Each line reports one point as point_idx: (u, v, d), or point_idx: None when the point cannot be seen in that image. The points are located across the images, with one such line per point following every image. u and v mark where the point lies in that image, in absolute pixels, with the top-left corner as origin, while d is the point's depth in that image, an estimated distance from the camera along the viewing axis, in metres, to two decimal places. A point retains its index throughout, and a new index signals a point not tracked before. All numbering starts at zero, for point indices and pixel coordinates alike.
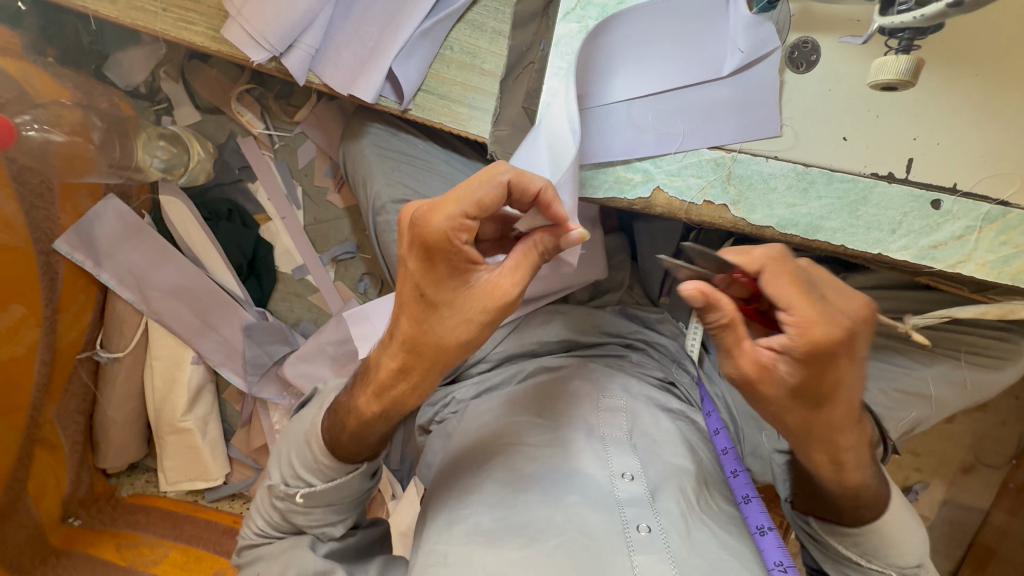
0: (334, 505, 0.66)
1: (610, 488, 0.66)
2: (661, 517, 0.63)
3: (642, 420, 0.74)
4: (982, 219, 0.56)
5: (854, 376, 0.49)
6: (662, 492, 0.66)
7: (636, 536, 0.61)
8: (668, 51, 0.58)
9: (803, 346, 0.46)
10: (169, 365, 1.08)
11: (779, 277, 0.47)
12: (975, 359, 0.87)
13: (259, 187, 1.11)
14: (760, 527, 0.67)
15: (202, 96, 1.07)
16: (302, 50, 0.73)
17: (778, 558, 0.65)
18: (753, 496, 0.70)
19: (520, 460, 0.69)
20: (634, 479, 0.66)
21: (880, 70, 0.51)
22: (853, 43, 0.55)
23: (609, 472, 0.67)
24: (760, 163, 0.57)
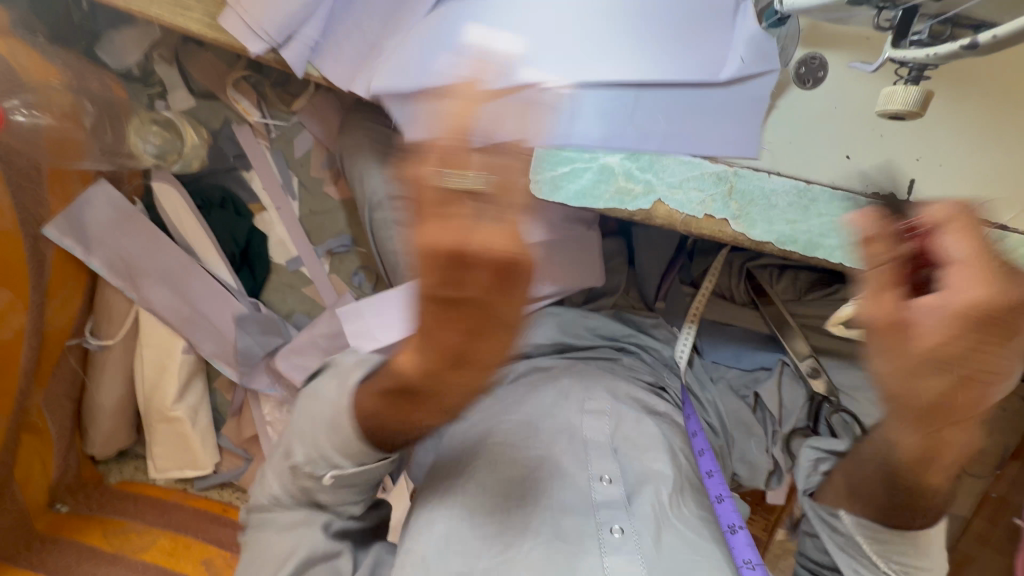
0: (355, 486, 0.72)
1: (587, 489, 0.67)
2: (636, 522, 0.64)
3: (625, 424, 0.74)
4: (981, 242, 0.56)
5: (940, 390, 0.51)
6: (639, 496, 0.66)
7: (609, 537, 0.62)
8: (674, 61, 0.58)
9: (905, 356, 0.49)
10: (160, 354, 1.07)
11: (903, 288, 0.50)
12: None
13: (254, 176, 1.10)
14: (732, 526, 0.72)
15: (197, 80, 1.04)
16: (301, 41, 0.72)
17: (748, 557, 0.69)
18: (727, 496, 0.75)
19: (496, 455, 0.69)
20: (612, 483, 0.67)
21: (887, 100, 0.49)
22: (863, 69, 0.55)
23: (588, 476, 0.67)
24: (763, 178, 0.57)
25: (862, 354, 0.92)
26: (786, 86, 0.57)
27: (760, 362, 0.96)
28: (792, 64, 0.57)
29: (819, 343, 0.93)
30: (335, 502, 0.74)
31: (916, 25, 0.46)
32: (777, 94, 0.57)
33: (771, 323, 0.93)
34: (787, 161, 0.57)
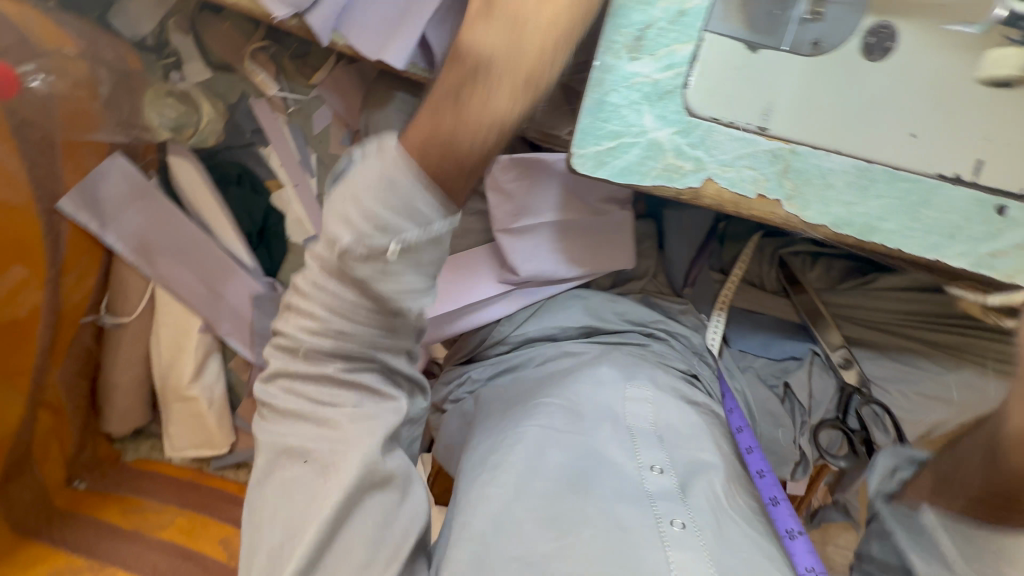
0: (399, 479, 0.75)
1: (638, 478, 0.63)
2: (694, 514, 0.60)
3: (669, 413, 0.73)
4: None
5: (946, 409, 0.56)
6: (692, 487, 0.63)
7: (669, 530, 0.57)
8: (735, 27, 0.52)
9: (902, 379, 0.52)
10: (175, 333, 1.05)
11: None
12: (1003, 368, 0.85)
13: (271, 152, 1.06)
14: (789, 531, 0.69)
15: (214, 53, 1.00)
16: (327, 7, 0.68)
17: (809, 563, 0.66)
18: (781, 499, 0.72)
19: (542, 440, 0.66)
20: (663, 473, 0.63)
21: (993, 64, 0.51)
22: (965, 33, 0.51)
23: (638, 464, 0.64)
24: (820, 156, 0.54)
25: (896, 346, 0.89)
26: (854, 57, 0.52)
27: (793, 352, 0.92)
28: (858, 35, 0.52)
29: (851, 332, 0.91)
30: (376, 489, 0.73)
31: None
32: (843, 66, 0.52)
33: (804, 314, 0.91)
34: (850, 139, 0.53)
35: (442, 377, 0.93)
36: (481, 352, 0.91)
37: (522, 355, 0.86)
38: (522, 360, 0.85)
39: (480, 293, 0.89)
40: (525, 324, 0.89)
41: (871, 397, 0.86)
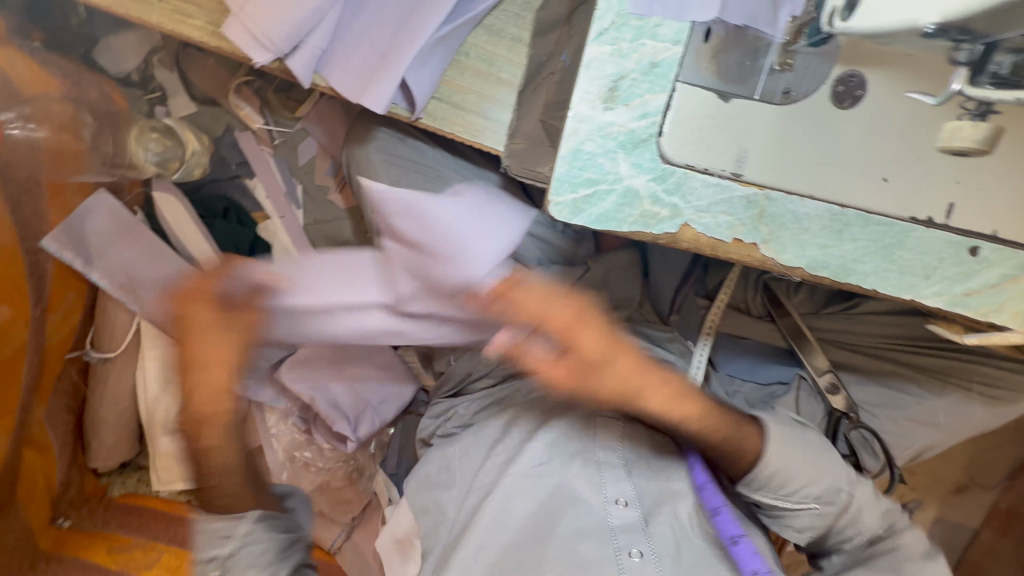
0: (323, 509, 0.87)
1: (603, 512, 0.68)
2: (655, 543, 0.65)
3: (638, 443, 0.76)
4: (1017, 269, 0.55)
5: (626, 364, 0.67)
6: (656, 517, 0.68)
7: (628, 560, 0.63)
8: (709, 77, 0.53)
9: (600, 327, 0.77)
10: (164, 365, 1.04)
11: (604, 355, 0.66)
12: (987, 392, 0.85)
13: (257, 184, 1.07)
14: (733, 536, 0.66)
15: (198, 87, 1.02)
16: (308, 51, 0.68)
17: (756, 566, 0.64)
18: (723, 506, 0.68)
19: (511, 485, 0.71)
20: (628, 505, 0.68)
21: (954, 135, 0.46)
22: (926, 99, 0.49)
23: (603, 499, 0.69)
24: (795, 202, 0.54)
25: (882, 370, 0.89)
26: (824, 105, 0.52)
27: (779, 376, 0.93)
28: (829, 82, 0.51)
29: (837, 356, 0.90)
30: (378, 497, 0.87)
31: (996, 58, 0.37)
32: (816, 116, 0.52)
33: (788, 335, 0.90)
34: (825, 184, 0.54)
35: (430, 411, 0.93)
36: (467, 386, 0.92)
37: (510, 388, 0.85)
38: (509, 392, 0.85)
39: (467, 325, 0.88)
40: (510, 356, 0.88)
41: (860, 422, 0.86)
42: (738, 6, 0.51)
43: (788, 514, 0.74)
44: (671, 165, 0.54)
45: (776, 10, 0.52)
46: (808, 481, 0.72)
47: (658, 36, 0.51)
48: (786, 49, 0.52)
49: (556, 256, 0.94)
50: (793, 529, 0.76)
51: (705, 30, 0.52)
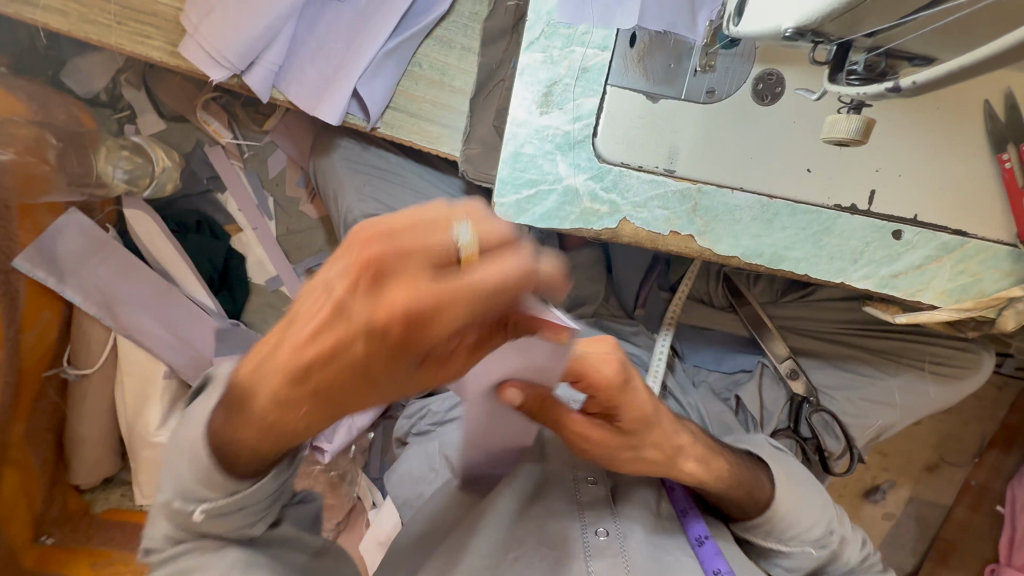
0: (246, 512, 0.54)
1: (573, 489, 0.65)
2: (619, 524, 0.62)
3: None
4: (941, 249, 0.58)
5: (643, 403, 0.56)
6: (624, 501, 0.65)
7: (594, 540, 0.61)
8: (636, 80, 0.55)
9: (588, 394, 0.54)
10: (141, 380, 1.04)
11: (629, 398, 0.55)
12: (938, 370, 0.89)
13: (229, 198, 1.09)
14: (699, 536, 0.65)
15: (167, 105, 1.04)
16: (264, 67, 0.71)
17: (717, 566, 0.62)
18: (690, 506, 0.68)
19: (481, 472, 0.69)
20: (597, 485, 0.66)
21: (831, 127, 0.45)
22: (806, 98, 0.54)
23: (574, 478, 0.66)
24: (726, 194, 0.57)
25: (838, 353, 0.92)
26: (746, 102, 0.55)
27: (742, 365, 0.95)
28: (749, 81, 0.55)
29: (796, 343, 0.93)
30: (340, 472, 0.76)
31: (852, 56, 0.36)
32: (736, 113, 0.55)
33: (748, 323, 0.91)
34: (753, 175, 0.57)
35: (405, 411, 0.95)
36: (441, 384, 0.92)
37: None
38: None
39: None
40: None
41: (821, 405, 0.89)
42: (657, 15, 0.55)
43: (782, 555, 0.68)
44: (606, 164, 0.56)
45: (694, 17, 0.55)
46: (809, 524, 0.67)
47: (587, 43, 0.55)
48: (707, 51, 0.55)
49: None
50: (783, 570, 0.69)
51: (631, 36, 0.55)
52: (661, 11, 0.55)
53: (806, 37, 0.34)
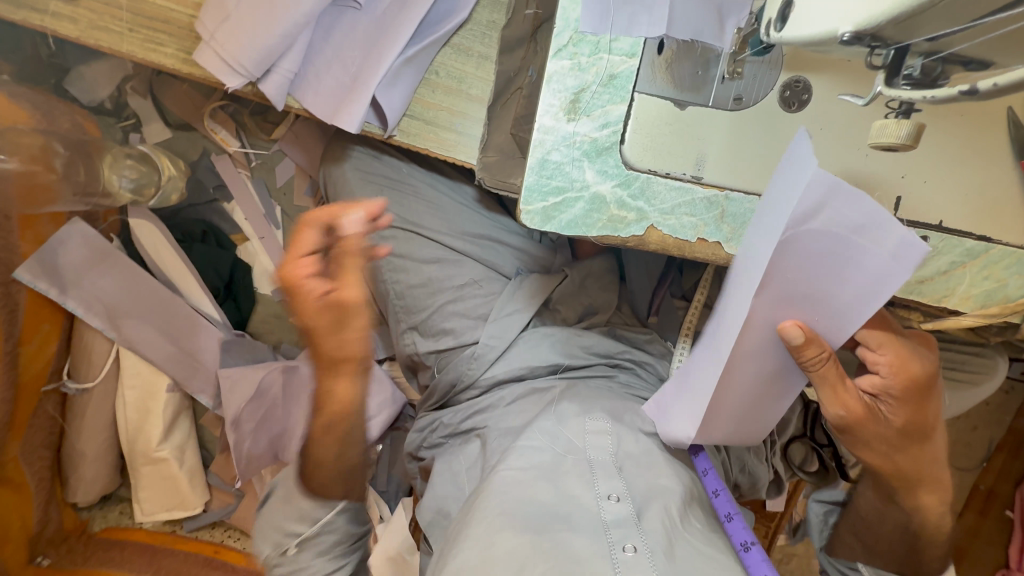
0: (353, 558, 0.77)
1: (595, 509, 0.63)
2: (650, 539, 0.59)
3: (627, 443, 0.72)
4: (965, 255, 0.58)
5: (931, 413, 0.60)
6: (648, 512, 0.62)
7: (622, 556, 0.57)
8: (664, 88, 0.55)
9: (899, 383, 0.57)
10: (143, 395, 1.03)
11: (907, 402, 0.58)
12: (954, 376, 0.89)
13: (236, 207, 1.08)
14: (744, 543, 0.68)
15: (173, 112, 1.03)
16: (280, 75, 0.70)
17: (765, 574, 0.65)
18: (735, 514, 0.72)
19: (503, 481, 0.66)
20: (620, 501, 0.63)
21: (879, 129, 0.43)
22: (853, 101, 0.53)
23: (595, 495, 0.64)
24: (754, 201, 0.57)
25: None
26: (773, 109, 0.55)
27: None
28: (776, 88, 0.55)
29: None
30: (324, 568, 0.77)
31: (907, 61, 0.36)
32: (764, 119, 0.55)
33: None
34: None
35: (417, 422, 0.94)
36: (453, 397, 0.90)
37: (493, 396, 0.85)
38: (492, 401, 0.85)
39: (450, 337, 0.89)
40: (493, 366, 0.87)
41: None
42: (683, 22, 0.54)
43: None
44: (636, 170, 0.56)
45: (722, 26, 0.55)
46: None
47: (614, 50, 0.54)
48: (734, 58, 0.55)
49: (535, 264, 0.95)
50: None
51: (658, 44, 0.55)
52: (687, 19, 0.54)
53: (863, 41, 0.34)
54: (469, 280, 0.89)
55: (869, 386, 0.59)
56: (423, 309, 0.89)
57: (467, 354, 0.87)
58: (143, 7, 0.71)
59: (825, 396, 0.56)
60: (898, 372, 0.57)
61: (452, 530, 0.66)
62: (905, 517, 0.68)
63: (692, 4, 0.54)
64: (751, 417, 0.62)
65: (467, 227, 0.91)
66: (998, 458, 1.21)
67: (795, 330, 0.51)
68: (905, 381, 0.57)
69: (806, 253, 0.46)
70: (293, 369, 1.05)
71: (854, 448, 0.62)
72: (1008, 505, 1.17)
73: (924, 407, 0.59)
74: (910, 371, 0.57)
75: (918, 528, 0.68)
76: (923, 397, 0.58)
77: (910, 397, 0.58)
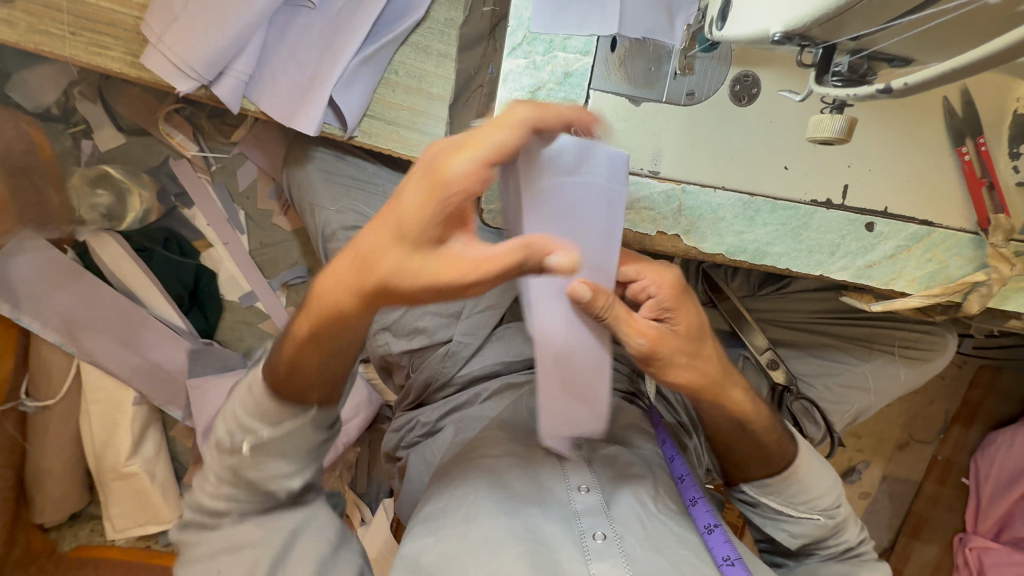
0: (288, 457, 0.54)
1: (566, 500, 0.65)
2: (618, 525, 0.62)
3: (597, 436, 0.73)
4: (910, 239, 0.61)
5: (700, 316, 0.56)
6: (618, 500, 0.65)
7: (592, 543, 0.60)
8: (624, 87, 0.56)
9: (664, 295, 0.54)
10: (109, 409, 1.01)
11: (678, 307, 0.54)
12: (908, 353, 0.98)
13: (197, 213, 1.05)
14: (708, 526, 0.68)
15: (125, 117, 0.99)
16: (234, 77, 0.68)
17: (726, 553, 0.65)
18: (700, 497, 0.72)
19: (474, 465, 0.67)
20: (591, 489, 0.65)
21: (816, 123, 0.44)
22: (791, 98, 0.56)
23: (567, 486, 0.65)
24: (710, 194, 0.59)
25: (815, 342, 1.01)
26: (724, 103, 0.57)
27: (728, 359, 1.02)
28: (727, 83, 0.56)
29: (776, 334, 1.02)
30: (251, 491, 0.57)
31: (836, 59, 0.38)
32: (715, 114, 0.57)
33: (727, 317, 0.98)
34: (733, 175, 0.58)
35: (394, 423, 0.93)
36: (429, 395, 0.90)
37: (468, 393, 0.85)
38: (467, 398, 0.85)
39: (423, 336, 0.89)
40: (468, 362, 0.88)
41: (800, 393, 0.98)
42: (634, 22, 0.55)
43: (789, 520, 0.68)
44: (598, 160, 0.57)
45: (672, 22, 0.56)
46: (821, 493, 0.67)
47: (568, 48, 0.55)
48: (686, 53, 0.56)
49: None
50: (787, 536, 0.68)
51: (611, 42, 0.56)
52: (637, 18, 0.55)
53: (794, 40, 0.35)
54: None
55: (647, 311, 0.55)
56: (395, 308, 0.89)
57: (441, 352, 0.87)
58: (85, 9, 0.68)
59: (617, 327, 0.51)
60: (660, 285, 0.53)
61: (420, 515, 0.66)
62: (748, 436, 0.65)
63: (641, 2, 0.56)
64: (577, 384, 0.54)
65: None
66: (954, 429, 1.28)
67: (581, 286, 0.47)
68: (670, 291, 0.54)
69: (563, 206, 0.48)
70: None
71: (665, 374, 0.57)
72: (963, 472, 1.25)
73: (692, 310, 0.55)
74: (678, 281, 0.54)
75: (768, 446, 0.65)
76: (687, 300, 0.56)
77: (677, 305, 0.55)
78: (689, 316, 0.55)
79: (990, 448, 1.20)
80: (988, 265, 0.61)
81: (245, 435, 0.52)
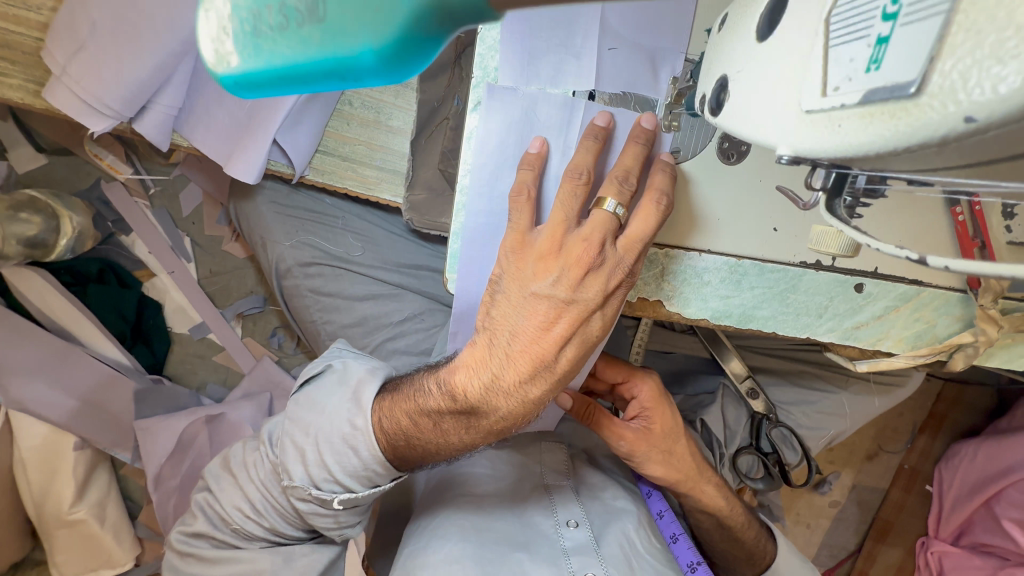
0: (358, 509, 0.62)
1: (555, 537, 0.61)
2: (608, 563, 0.58)
3: (585, 469, 0.72)
4: (899, 299, 0.58)
5: (673, 422, 0.66)
6: (607, 536, 0.62)
7: None
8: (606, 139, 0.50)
9: (645, 401, 0.65)
10: (43, 458, 0.89)
11: (656, 409, 0.65)
12: (882, 379, 0.98)
13: (137, 240, 0.96)
14: (692, 564, 0.66)
15: (45, 136, 0.90)
16: (159, 111, 0.60)
17: None
18: (681, 534, 0.70)
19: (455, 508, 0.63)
20: (579, 526, 0.62)
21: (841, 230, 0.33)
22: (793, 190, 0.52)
23: (555, 521, 0.62)
24: (694, 258, 0.54)
25: (795, 369, 0.99)
26: (711, 161, 0.52)
27: (706, 387, 1.01)
28: (714, 140, 0.51)
29: (755, 361, 1.00)
30: (331, 527, 0.62)
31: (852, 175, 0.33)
32: (701, 171, 0.52)
33: (705, 340, 0.93)
34: (720, 237, 0.54)
35: None
36: None
37: None
38: None
39: None
40: None
41: (778, 420, 0.91)
42: (614, 75, 0.50)
43: None
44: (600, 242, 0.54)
45: (656, 74, 0.50)
46: None
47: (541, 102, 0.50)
48: (670, 110, 0.50)
49: None
50: None
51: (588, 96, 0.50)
52: (616, 71, 0.50)
53: (801, 164, 0.27)
54: (409, 314, 0.82)
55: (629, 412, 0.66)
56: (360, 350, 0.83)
57: None
58: None
59: (599, 431, 0.63)
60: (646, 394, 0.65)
61: (403, 554, 0.61)
62: (727, 531, 0.70)
63: (625, 50, 0.50)
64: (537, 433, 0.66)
65: (399, 258, 0.82)
66: (921, 440, 1.27)
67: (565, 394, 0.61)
68: (650, 398, 0.65)
69: None
70: (219, 417, 0.96)
71: (643, 467, 0.66)
72: (927, 480, 1.25)
73: (668, 413, 0.66)
74: (661, 388, 0.66)
75: (743, 537, 0.71)
76: (666, 407, 0.66)
77: (653, 412, 0.65)
78: (670, 422, 0.66)
79: (955, 458, 1.07)
80: (976, 325, 0.57)
81: (342, 490, 0.58)
